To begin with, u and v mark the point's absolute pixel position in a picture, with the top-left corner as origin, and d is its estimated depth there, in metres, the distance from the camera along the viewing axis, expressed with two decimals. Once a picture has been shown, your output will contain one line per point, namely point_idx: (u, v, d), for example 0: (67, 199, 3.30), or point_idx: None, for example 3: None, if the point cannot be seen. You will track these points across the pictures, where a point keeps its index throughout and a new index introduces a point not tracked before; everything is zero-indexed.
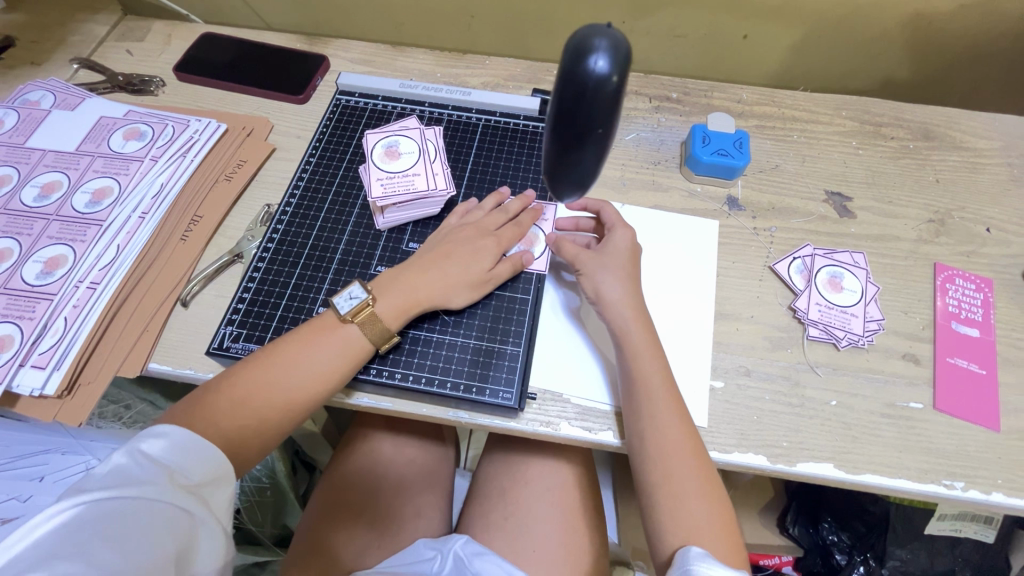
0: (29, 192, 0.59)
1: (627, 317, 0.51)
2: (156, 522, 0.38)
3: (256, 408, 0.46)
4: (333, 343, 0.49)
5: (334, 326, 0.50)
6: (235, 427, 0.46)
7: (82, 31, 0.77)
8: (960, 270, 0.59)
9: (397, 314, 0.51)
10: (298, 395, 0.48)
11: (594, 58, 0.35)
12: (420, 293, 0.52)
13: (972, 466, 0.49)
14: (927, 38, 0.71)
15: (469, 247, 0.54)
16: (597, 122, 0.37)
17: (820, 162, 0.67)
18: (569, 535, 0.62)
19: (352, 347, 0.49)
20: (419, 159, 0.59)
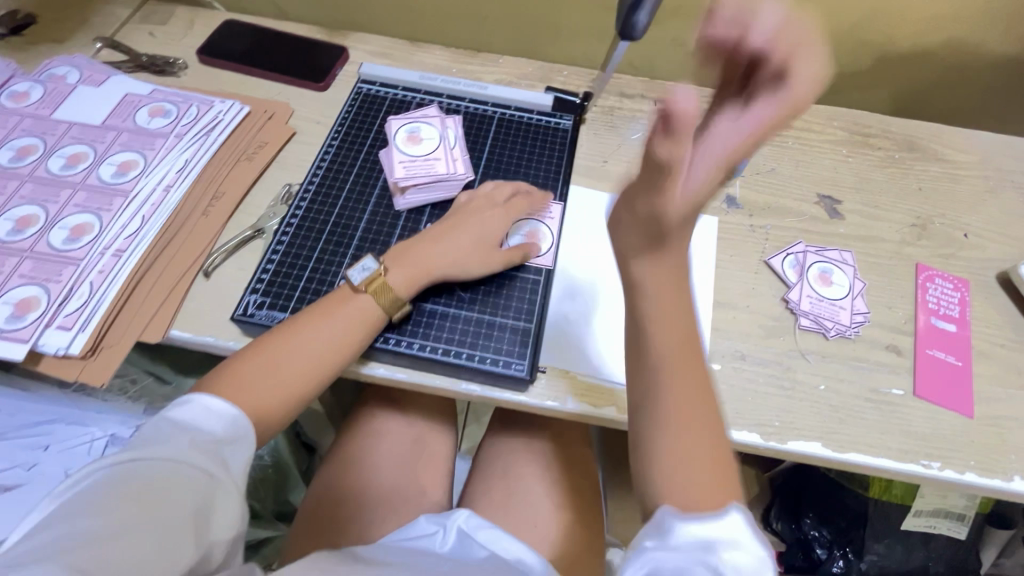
0: (54, 162, 0.60)
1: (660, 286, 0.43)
2: (171, 479, 0.39)
3: (276, 377, 0.48)
4: (344, 315, 0.51)
5: (348, 298, 0.52)
6: (260, 396, 0.47)
7: (105, 12, 0.79)
8: (939, 270, 0.64)
9: (409, 284, 0.54)
10: (317, 363, 0.50)
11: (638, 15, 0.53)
12: (433, 266, 0.55)
13: (948, 448, 0.53)
14: (911, 59, 0.76)
15: (479, 225, 0.58)
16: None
17: (813, 167, 0.71)
18: (567, 510, 0.65)
19: (363, 318, 0.52)
20: (440, 145, 0.62)
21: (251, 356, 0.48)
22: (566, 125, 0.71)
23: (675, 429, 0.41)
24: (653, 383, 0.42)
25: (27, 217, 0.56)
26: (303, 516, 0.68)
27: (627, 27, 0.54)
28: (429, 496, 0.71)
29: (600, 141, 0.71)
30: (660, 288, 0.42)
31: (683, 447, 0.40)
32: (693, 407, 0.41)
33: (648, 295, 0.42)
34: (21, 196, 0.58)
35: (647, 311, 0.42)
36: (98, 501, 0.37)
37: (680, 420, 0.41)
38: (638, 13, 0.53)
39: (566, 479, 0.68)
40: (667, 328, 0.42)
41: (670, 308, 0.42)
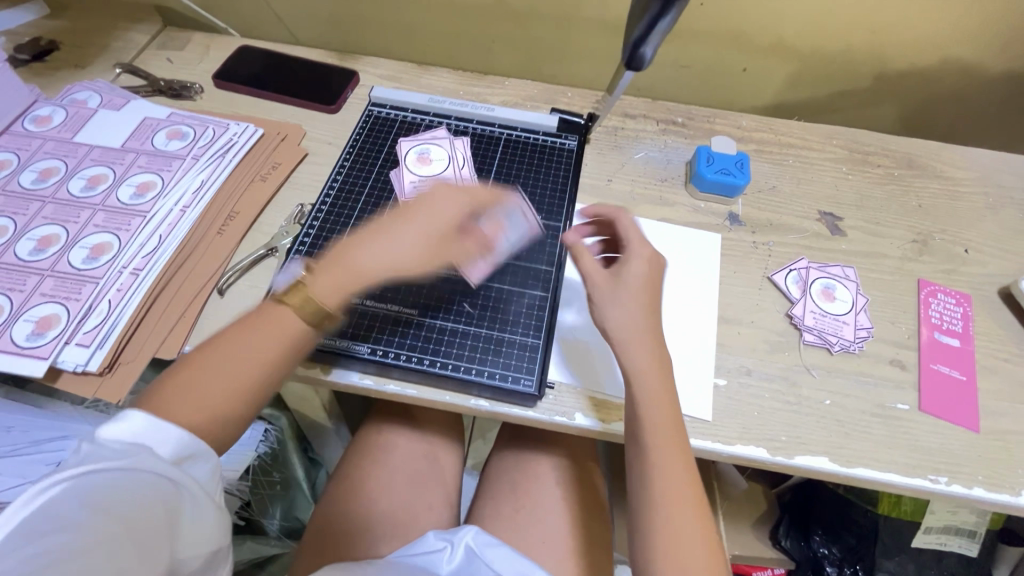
0: (75, 184, 0.62)
1: (634, 346, 0.49)
2: (145, 491, 0.36)
3: (202, 399, 0.42)
4: (272, 327, 0.45)
5: (273, 311, 0.46)
6: (188, 419, 0.41)
7: (124, 38, 0.82)
8: (941, 285, 0.65)
9: (336, 294, 0.46)
10: (248, 384, 0.44)
11: (644, 50, 0.55)
12: (364, 270, 0.47)
13: (955, 463, 0.53)
14: (906, 79, 0.78)
15: (428, 223, 0.50)
16: (635, 14, 0.55)
17: (813, 185, 0.73)
18: (573, 526, 0.65)
19: (295, 331, 0.45)
20: (449, 165, 0.67)
21: (185, 371, 0.43)
22: (571, 145, 0.72)
23: (669, 503, 0.46)
24: (655, 469, 0.47)
25: (48, 237, 0.58)
26: (311, 532, 0.68)
27: (633, 58, 0.56)
28: (435, 512, 0.71)
29: (604, 161, 0.73)
30: (652, 378, 0.49)
31: (678, 520, 0.46)
32: (680, 487, 0.47)
33: (644, 384, 0.49)
34: (42, 216, 0.60)
35: (648, 419, 0.48)
36: (72, 521, 0.32)
37: (672, 499, 0.46)
38: (644, 47, 0.54)
39: (572, 494, 0.68)
40: (665, 417, 0.48)
41: (661, 405, 0.48)
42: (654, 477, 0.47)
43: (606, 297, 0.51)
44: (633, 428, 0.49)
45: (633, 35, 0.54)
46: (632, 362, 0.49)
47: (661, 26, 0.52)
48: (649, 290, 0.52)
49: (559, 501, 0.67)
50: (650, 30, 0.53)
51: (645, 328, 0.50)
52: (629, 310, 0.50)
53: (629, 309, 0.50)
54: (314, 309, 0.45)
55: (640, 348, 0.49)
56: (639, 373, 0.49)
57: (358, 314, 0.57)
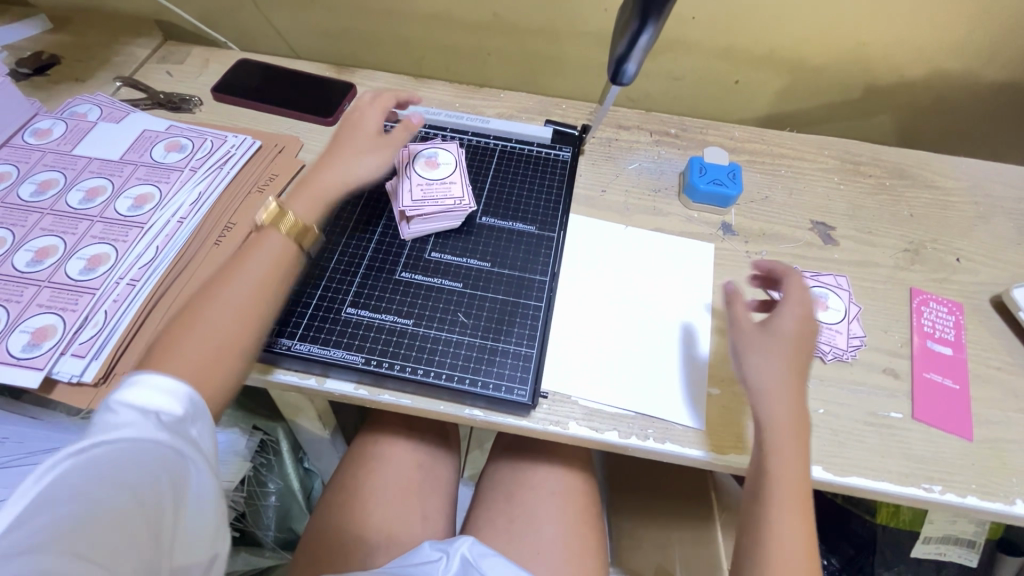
0: (74, 196, 0.63)
1: (783, 401, 0.50)
2: (152, 463, 0.36)
3: (212, 331, 0.47)
4: (263, 252, 0.52)
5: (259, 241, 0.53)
6: (205, 352, 0.46)
7: (124, 52, 0.83)
8: (933, 294, 0.65)
9: (311, 211, 0.57)
10: (252, 308, 0.49)
11: (627, 66, 0.56)
12: (326, 185, 0.58)
13: (950, 471, 0.53)
14: (896, 89, 0.79)
15: (374, 152, 0.61)
16: (618, 29, 0.56)
17: (806, 195, 0.74)
18: (568, 537, 0.65)
19: (285, 251, 0.53)
20: (456, 170, 0.65)
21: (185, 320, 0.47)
22: (565, 156, 0.73)
23: (783, 518, 0.47)
24: (777, 491, 0.48)
25: (46, 248, 0.59)
26: (306, 543, 0.68)
27: (618, 74, 0.57)
28: (431, 523, 0.71)
29: (598, 171, 0.73)
30: (784, 404, 0.49)
31: (784, 535, 0.47)
32: (789, 508, 0.47)
33: (773, 412, 0.49)
34: (41, 227, 0.60)
35: (773, 443, 0.49)
36: (86, 495, 0.32)
37: (789, 520, 0.47)
38: (627, 63, 0.55)
39: (567, 504, 0.68)
40: (791, 444, 0.49)
41: (789, 432, 0.49)
42: (772, 499, 0.47)
43: (757, 344, 0.52)
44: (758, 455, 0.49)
45: (617, 51, 0.55)
46: (762, 390, 0.50)
47: (642, 41, 0.53)
48: (800, 338, 0.52)
49: (556, 511, 0.67)
50: (631, 46, 0.53)
51: (784, 369, 0.51)
52: (773, 363, 0.51)
53: (776, 363, 0.51)
54: (293, 224, 0.54)
55: (787, 403, 0.50)
56: (766, 402, 0.50)
57: (353, 324, 0.57)
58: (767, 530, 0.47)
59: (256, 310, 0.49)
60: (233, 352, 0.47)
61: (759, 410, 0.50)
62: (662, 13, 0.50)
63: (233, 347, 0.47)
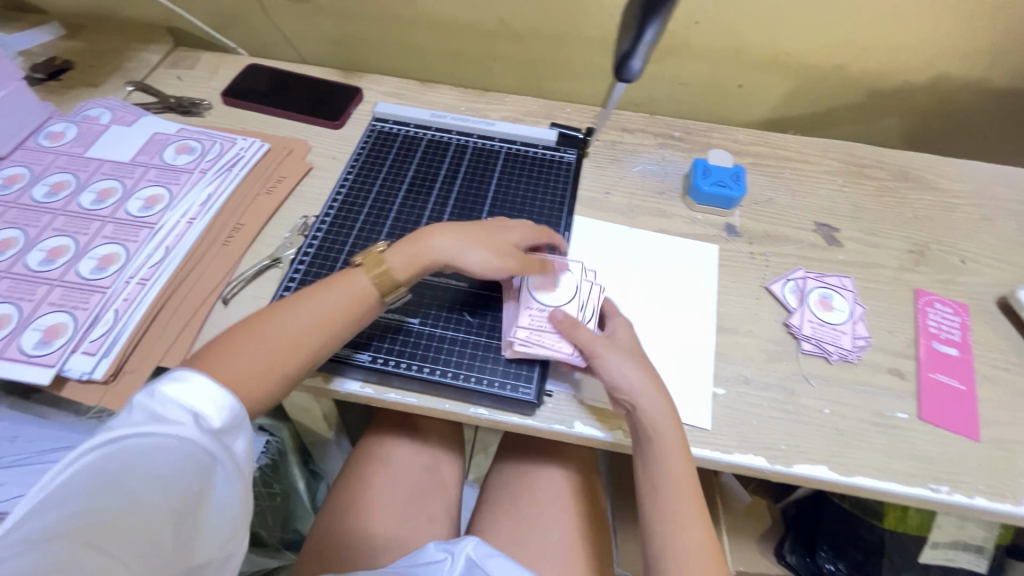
0: (86, 197, 0.64)
1: (656, 402, 0.51)
2: (177, 462, 0.36)
3: (268, 353, 0.48)
4: (340, 295, 0.52)
5: (349, 278, 0.53)
6: (252, 370, 0.47)
7: (136, 58, 0.84)
8: (938, 295, 0.65)
9: (407, 270, 0.54)
10: (309, 339, 0.50)
11: (631, 64, 0.56)
12: (432, 255, 0.55)
13: (956, 472, 0.53)
14: (900, 93, 0.79)
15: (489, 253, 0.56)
16: (623, 29, 0.57)
17: (809, 197, 0.74)
18: (570, 539, 0.65)
19: (361, 298, 0.52)
20: (575, 300, 0.57)
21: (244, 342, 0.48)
22: (570, 159, 0.74)
23: (684, 524, 0.48)
24: (666, 494, 0.49)
25: (58, 248, 0.59)
26: (310, 543, 0.68)
27: (622, 72, 0.56)
28: (436, 524, 0.71)
29: (602, 174, 0.74)
30: (657, 411, 0.50)
31: (685, 534, 0.48)
32: (685, 508, 0.48)
33: (655, 420, 0.50)
34: (53, 228, 0.61)
35: (656, 451, 0.49)
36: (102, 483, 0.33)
37: (678, 519, 0.48)
38: (633, 60, 0.55)
39: (568, 507, 0.67)
40: (676, 450, 0.50)
41: (673, 441, 0.50)
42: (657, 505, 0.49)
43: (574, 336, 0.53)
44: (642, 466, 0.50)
45: (621, 50, 0.56)
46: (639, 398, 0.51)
47: (647, 37, 0.54)
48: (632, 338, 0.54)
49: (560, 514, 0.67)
50: (637, 41, 0.54)
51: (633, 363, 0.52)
52: (630, 366, 0.52)
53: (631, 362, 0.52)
54: (383, 279, 0.53)
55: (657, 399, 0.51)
56: (643, 408, 0.50)
57: None
58: (670, 533, 0.48)
59: (313, 342, 0.50)
60: (276, 378, 0.48)
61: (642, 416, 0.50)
62: (668, 9, 0.52)
63: (276, 373, 0.48)
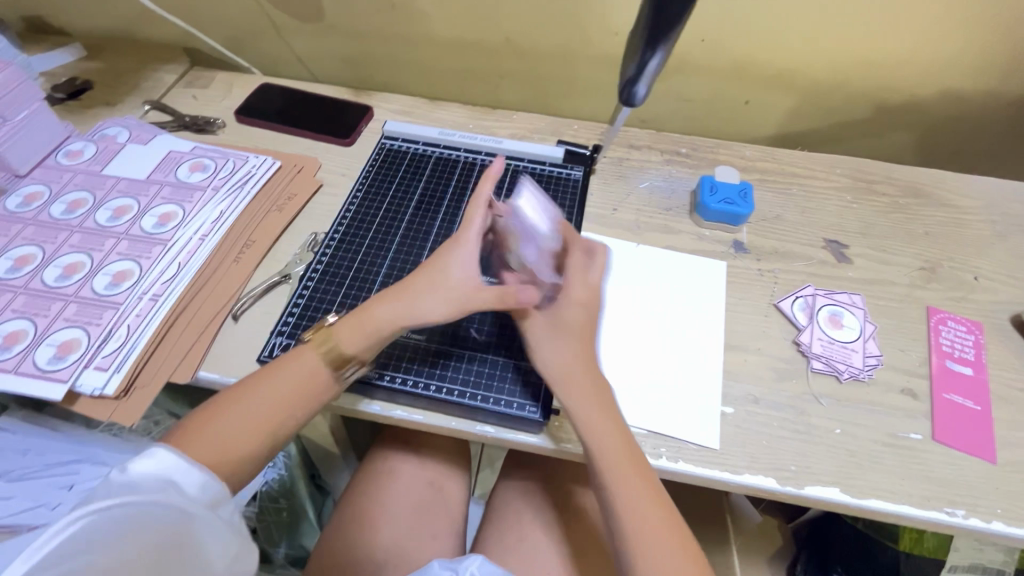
0: (102, 214, 0.65)
1: (595, 414, 0.51)
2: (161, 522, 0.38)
3: (225, 439, 0.48)
4: (301, 364, 0.52)
5: (301, 352, 0.53)
6: (211, 457, 0.47)
7: (153, 78, 0.87)
8: (950, 313, 0.64)
9: (358, 343, 0.52)
10: (265, 421, 0.50)
11: (636, 89, 0.56)
12: (379, 322, 0.52)
13: (973, 495, 0.52)
14: (908, 108, 0.79)
15: (444, 302, 0.52)
16: (629, 53, 0.57)
17: (818, 213, 0.73)
18: (576, 558, 0.64)
19: (316, 376, 0.52)
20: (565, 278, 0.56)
21: (211, 410, 0.49)
22: (577, 176, 0.74)
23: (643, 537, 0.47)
24: (632, 518, 0.48)
25: (74, 264, 0.61)
26: (316, 559, 0.68)
27: (627, 97, 0.57)
28: (442, 542, 0.71)
29: (609, 191, 0.74)
30: (603, 434, 0.50)
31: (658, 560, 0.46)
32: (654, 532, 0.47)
33: (602, 442, 0.50)
34: (70, 244, 0.62)
35: (611, 474, 0.49)
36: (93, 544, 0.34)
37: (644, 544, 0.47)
38: (637, 85, 0.56)
39: (575, 526, 0.67)
40: (631, 471, 0.49)
41: (627, 461, 0.49)
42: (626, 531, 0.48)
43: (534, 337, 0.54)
44: (602, 493, 0.49)
45: (626, 75, 0.56)
46: (585, 422, 0.50)
47: (651, 65, 0.54)
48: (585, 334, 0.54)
49: (566, 535, 0.66)
50: (642, 69, 0.55)
51: (576, 380, 0.52)
52: (565, 357, 0.53)
53: (559, 352, 0.53)
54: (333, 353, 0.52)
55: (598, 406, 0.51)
56: (590, 431, 0.50)
57: None
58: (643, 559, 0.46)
59: (268, 427, 0.50)
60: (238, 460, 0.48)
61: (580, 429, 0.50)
62: (673, 36, 0.52)
63: (240, 457, 0.48)
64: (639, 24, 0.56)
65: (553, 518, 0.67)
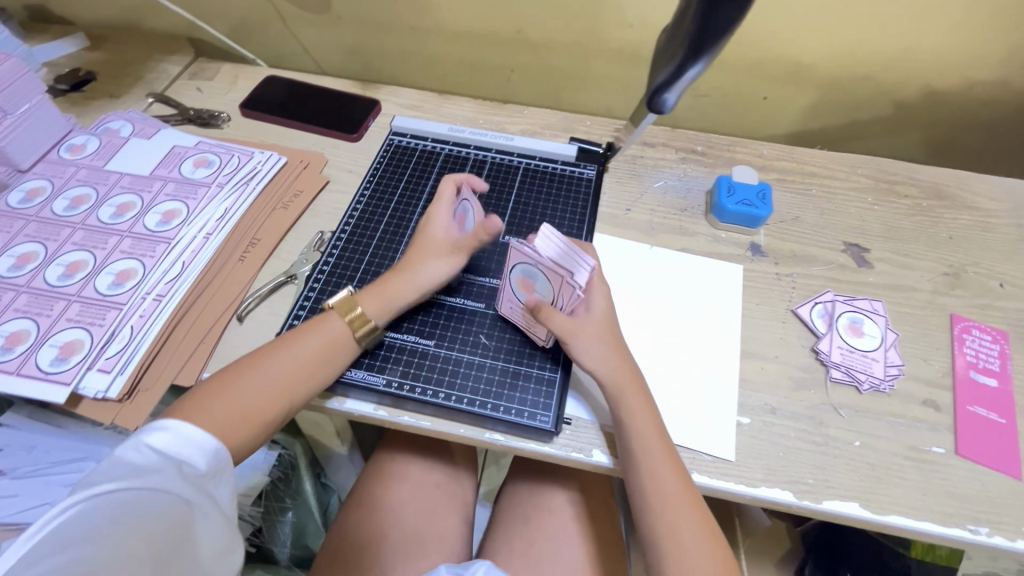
0: (105, 211, 0.64)
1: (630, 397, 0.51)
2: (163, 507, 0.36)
3: (242, 402, 0.48)
4: (322, 333, 0.53)
5: (323, 321, 0.54)
6: (227, 419, 0.47)
7: (157, 69, 0.85)
8: (975, 321, 0.62)
9: (380, 306, 0.55)
10: (286, 389, 0.50)
11: (666, 98, 0.55)
12: (399, 288, 0.56)
13: (997, 512, 0.50)
14: (936, 107, 0.76)
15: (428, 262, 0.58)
16: (664, 54, 0.55)
17: (838, 215, 0.71)
18: (587, 565, 0.63)
19: (341, 339, 0.53)
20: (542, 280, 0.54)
21: (229, 378, 0.49)
22: (590, 175, 0.72)
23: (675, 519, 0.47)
24: (667, 514, 0.47)
25: (76, 263, 0.60)
26: (321, 559, 0.67)
27: (656, 103, 0.55)
28: (449, 545, 0.70)
29: (623, 190, 0.72)
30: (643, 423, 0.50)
31: (688, 545, 0.47)
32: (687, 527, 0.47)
33: (642, 437, 0.49)
34: (72, 242, 0.61)
35: (652, 472, 0.48)
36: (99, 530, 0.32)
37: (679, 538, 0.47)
38: (667, 94, 0.54)
39: (586, 532, 0.66)
40: (666, 460, 0.49)
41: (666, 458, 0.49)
42: (659, 525, 0.47)
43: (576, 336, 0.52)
44: (635, 489, 0.49)
45: (656, 80, 0.54)
46: (628, 419, 0.50)
47: (688, 75, 0.52)
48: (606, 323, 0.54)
49: (576, 542, 0.64)
50: (676, 78, 0.52)
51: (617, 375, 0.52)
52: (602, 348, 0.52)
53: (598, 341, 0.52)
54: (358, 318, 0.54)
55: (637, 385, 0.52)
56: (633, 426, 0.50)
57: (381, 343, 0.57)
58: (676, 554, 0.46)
59: (287, 396, 0.50)
60: (254, 424, 0.48)
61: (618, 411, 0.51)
62: (715, 50, 0.50)
63: (255, 422, 0.48)
64: (682, 24, 0.52)
65: (564, 524, 0.66)
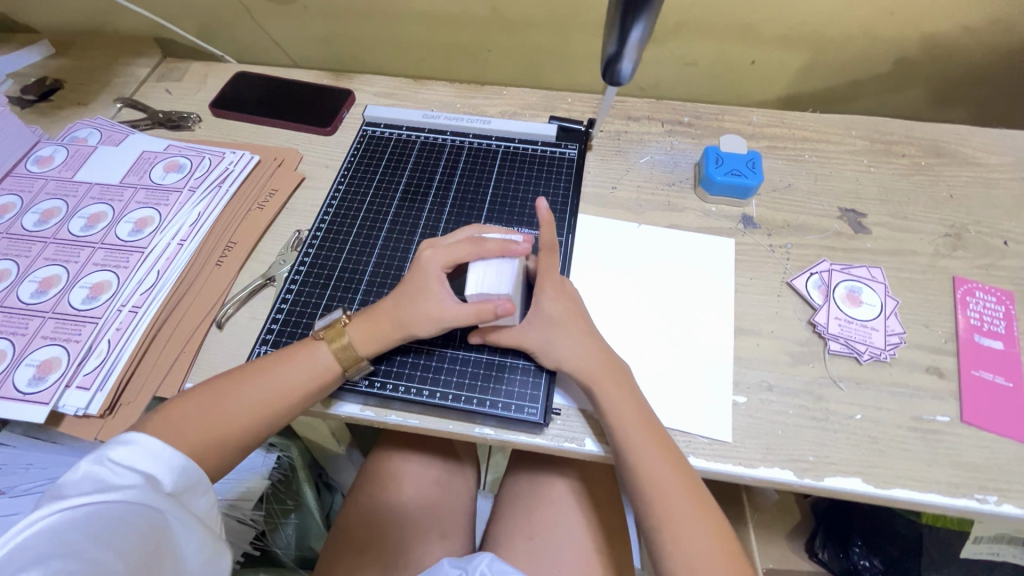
0: (76, 223, 0.62)
1: (608, 385, 0.49)
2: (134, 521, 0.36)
3: (218, 423, 0.47)
4: (307, 363, 0.51)
5: (311, 346, 0.52)
6: (198, 438, 0.46)
7: (124, 73, 0.82)
8: (979, 282, 0.60)
9: (369, 338, 0.52)
10: (263, 413, 0.49)
11: (620, 67, 0.53)
12: (389, 319, 0.52)
13: (1005, 480, 0.49)
14: (932, 59, 0.73)
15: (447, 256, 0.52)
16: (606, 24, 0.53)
17: (832, 180, 0.68)
18: (590, 552, 0.62)
19: (326, 371, 0.51)
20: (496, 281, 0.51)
21: (207, 396, 0.48)
22: (572, 154, 0.70)
23: (667, 500, 0.46)
24: (664, 498, 0.46)
25: (49, 279, 0.58)
26: (324, 560, 0.68)
27: (614, 76, 0.54)
28: (452, 538, 0.69)
29: (607, 168, 0.70)
30: (625, 409, 0.48)
31: (686, 527, 0.45)
32: (674, 489, 0.46)
33: (620, 413, 0.48)
34: (44, 257, 0.60)
35: (634, 450, 0.47)
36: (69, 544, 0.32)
37: (668, 501, 0.46)
38: (621, 64, 0.52)
39: (589, 520, 0.64)
40: (653, 442, 0.47)
41: (648, 434, 0.48)
42: (650, 506, 0.47)
43: (544, 338, 0.52)
44: (627, 476, 0.48)
45: (607, 52, 0.52)
46: (611, 409, 0.49)
47: (633, 37, 0.50)
48: (575, 317, 0.53)
49: (579, 532, 0.63)
50: (624, 47, 0.51)
51: (599, 367, 0.50)
52: (567, 341, 0.51)
53: (568, 337, 0.51)
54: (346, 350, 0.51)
55: (615, 370, 0.50)
56: (609, 402, 0.49)
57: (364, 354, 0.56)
58: (665, 519, 0.46)
59: (264, 419, 0.49)
60: (226, 446, 0.47)
61: (600, 398, 0.49)
62: (653, 5, 0.47)
63: (229, 443, 0.47)
64: None
65: (565, 511, 0.65)
